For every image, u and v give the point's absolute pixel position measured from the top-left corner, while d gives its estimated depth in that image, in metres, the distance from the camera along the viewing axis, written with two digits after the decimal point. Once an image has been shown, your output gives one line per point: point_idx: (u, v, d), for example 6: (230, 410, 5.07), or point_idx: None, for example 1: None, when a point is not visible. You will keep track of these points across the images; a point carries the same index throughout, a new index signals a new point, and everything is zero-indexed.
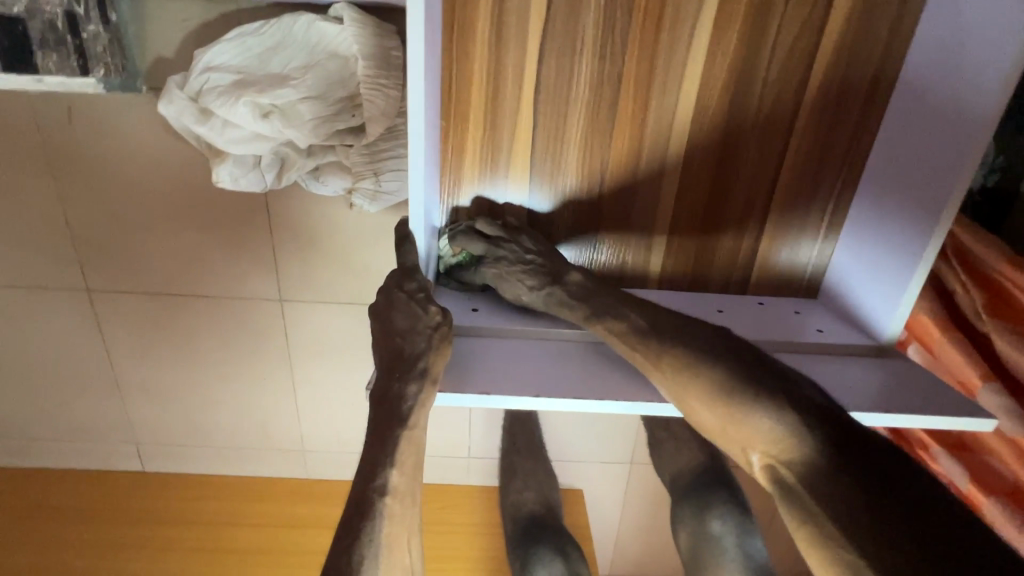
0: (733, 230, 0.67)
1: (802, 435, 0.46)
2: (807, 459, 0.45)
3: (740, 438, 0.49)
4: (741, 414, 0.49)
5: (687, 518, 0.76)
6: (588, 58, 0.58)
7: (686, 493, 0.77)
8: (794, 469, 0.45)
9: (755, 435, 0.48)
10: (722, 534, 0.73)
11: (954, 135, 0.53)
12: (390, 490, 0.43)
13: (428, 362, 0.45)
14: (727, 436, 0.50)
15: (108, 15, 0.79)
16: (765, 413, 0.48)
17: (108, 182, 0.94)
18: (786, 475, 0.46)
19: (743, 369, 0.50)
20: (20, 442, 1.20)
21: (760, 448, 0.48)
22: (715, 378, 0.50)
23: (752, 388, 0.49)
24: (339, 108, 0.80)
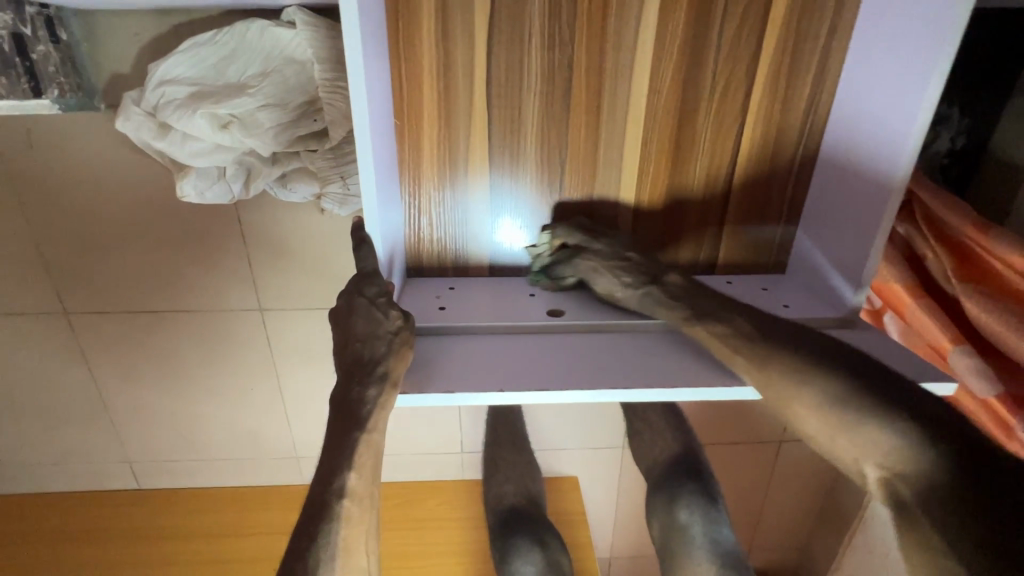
0: (698, 210, 0.67)
1: (922, 449, 0.43)
2: (926, 475, 0.42)
3: (852, 451, 0.46)
4: (849, 422, 0.46)
5: (659, 509, 0.76)
6: (537, 50, 0.58)
7: (659, 485, 0.78)
8: (912, 485, 0.43)
9: (868, 447, 0.45)
10: (690, 524, 0.73)
11: (912, 86, 0.53)
12: (349, 492, 0.43)
13: (388, 366, 0.45)
14: (838, 446, 0.47)
15: (58, 34, 0.78)
16: (880, 425, 0.45)
17: (75, 203, 0.93)
18: (903, 491, 0.43)
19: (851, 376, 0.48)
20: (13, 469, 1.20)
21: (875, 460, 0.45)
22: (830, 385, 0.48)
23: (865, 399, 0.46)
24: (299, 113, 0.79)
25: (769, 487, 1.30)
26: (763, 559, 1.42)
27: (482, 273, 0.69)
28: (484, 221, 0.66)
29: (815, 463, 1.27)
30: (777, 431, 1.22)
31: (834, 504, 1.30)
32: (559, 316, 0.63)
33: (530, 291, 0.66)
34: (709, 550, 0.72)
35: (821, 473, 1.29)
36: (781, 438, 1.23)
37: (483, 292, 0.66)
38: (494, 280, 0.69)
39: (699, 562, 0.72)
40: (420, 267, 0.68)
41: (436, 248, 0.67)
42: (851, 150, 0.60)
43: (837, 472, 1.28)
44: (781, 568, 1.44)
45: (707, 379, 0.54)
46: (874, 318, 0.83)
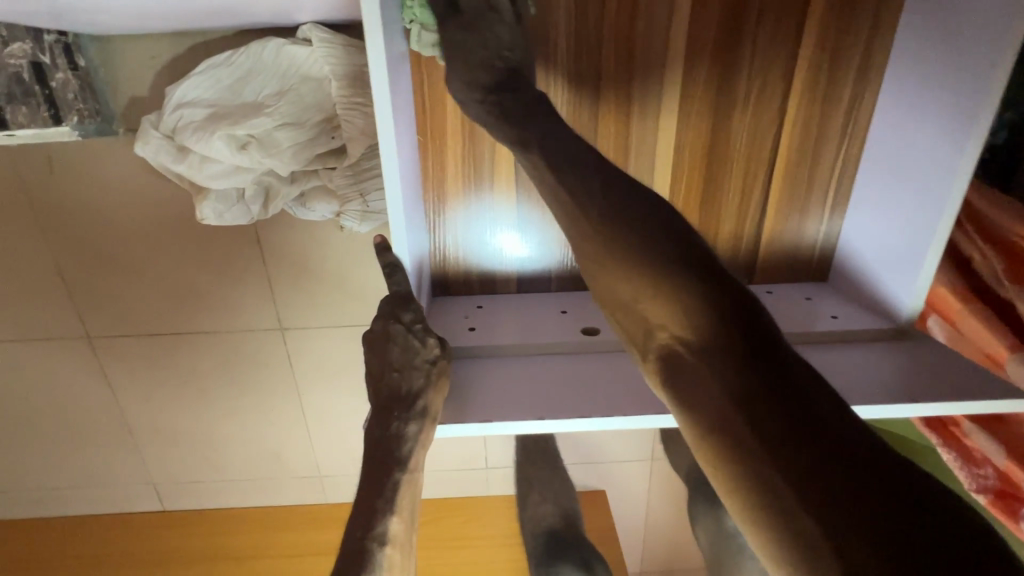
0: (734, 215, 0.64)
1: (700, 318, 0.38)
2: (709, 347, 0.37)
3: (639, 319, 0.41)
4: (657, 287, 0.40)
5: (705, 513, 0.75)
6: (563, 58, 0.56)
7: (700, 486, 0.77)
8: (694, 353, 0.38)
9: (661, 316, 0.40)
10: (739, 530, 0.72)
11: (962, 97, 0.49)
12: (390, 538, 0.42)
13: (427, 400, 0.43)
14: (626, 316, 0.42)
15: (76, 61, 0.78)
16: (677, 296, 0.39)
17: (94, 228, 0.93)
18: (686, 364, 0.38)
19: (674, 249, 0.40)
20: (40, 494, 1.20)
21: (669, 331, 0.39)
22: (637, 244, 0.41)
23: (671, 264, 0.40)
24: (317, 131, 0.78)
25: None
26: None
27: (510, 288, 0.67)
28: (508, 231, 0.64)
29: None
30: None
31: None
32: (594, 334, 0.60)
33: (561, 308, 0.64)
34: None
35: None
36: None
37: (514, 310, 0.64)
38: (524, 297, 0.66)
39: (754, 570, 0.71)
40: (447, 284, 0.66)
41: (463, 264, 0.65)
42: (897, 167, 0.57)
43: None
44: None
45: None
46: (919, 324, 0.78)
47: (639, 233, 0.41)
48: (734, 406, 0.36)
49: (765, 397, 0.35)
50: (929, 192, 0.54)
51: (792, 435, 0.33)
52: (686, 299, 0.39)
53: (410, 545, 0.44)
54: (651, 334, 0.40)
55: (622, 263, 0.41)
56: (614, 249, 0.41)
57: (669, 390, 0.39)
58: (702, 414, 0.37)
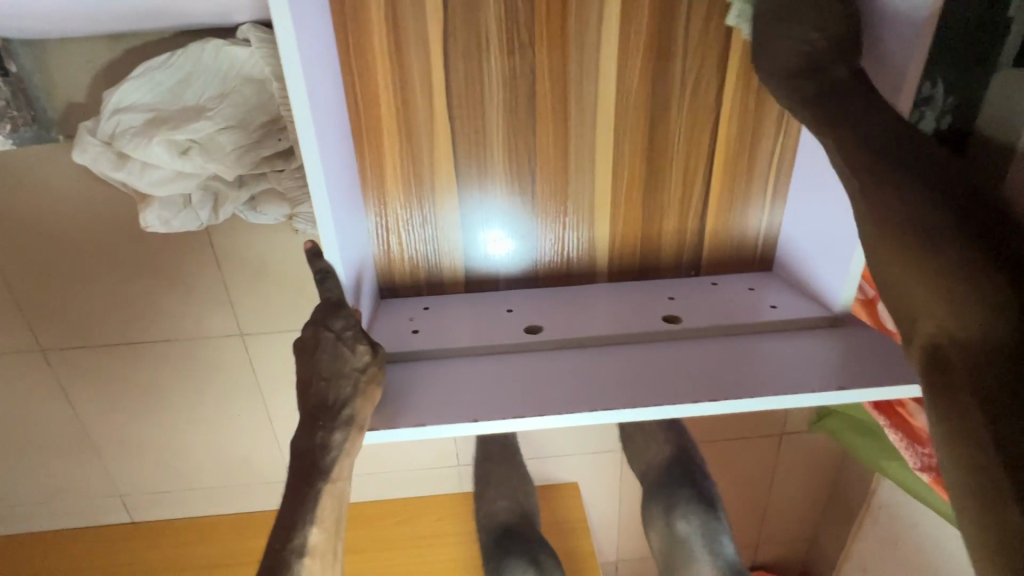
0: (677, 208, 0.65)
1: (982, 303, 0.36)
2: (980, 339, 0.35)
3: (906, 298, 0.41)
4: (921, 270, 0.39)
5: (657, 519, 0.76)
6: (496, 56, 0.55)
7: (652, 490, 0.77)
8: (960, 346, 0.36)
9: (926, 303, 0.39)
10: (689, 535, 0.73)
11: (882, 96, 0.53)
12: (309, 549, 0.42)
13: (355, 408, 0.42)
14: (901, 298, 0.41)
15: (7, 67, 0.76)
16: (947, 278, 0.38)
17: (39, 237, 0.90)
18: (948, 352, 0.37)
19: (957, 230, 0.39)
20: (4, 510, 1.18)
21: (935, 319, 0.38)
22: (904, 225, 0.41)
23: (946, 243, 0.38)
24: (262, 133, 0.76)
25: (773, 481, 1.28)
26: (772, 552, 1.40)
27: (458, 288, 0.67)
28: (456, 232, 0.63)
29: (816, 455, 1.25)
30: (778, 423, 1.20)
31: (839, 495, 1.28)
32: (538, 333, 0.60)
33: (507, 307, 0.64)
34: (711, 559, 0.72)
35: (825, 464, 1.27)
36: (782, 430, 1.21)
37: (460, 310, 0.64)
38: (471, 296, 0.66)
39: (702, 572, 0.72)
40: (393, 287, 0.66)
41: (409, 265, 0.65)
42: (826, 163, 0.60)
43: (841, 462, 1.26)
44: (790, 561, 1.42)
45: (692, 392, 0.51)
46: (868, 309, 0.77)
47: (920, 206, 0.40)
48: (989, 385, 0.34)
49: (1011, 379, 0.33)
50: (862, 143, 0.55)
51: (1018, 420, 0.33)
52: (954, 283, 0.37)
53: (333, 551, 0.44)
54: (918, 321, 0.40)
55: (898, 246, 0.41)
56: (889, 224, 0.42)
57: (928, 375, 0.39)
58: (942, 395, 0.37)
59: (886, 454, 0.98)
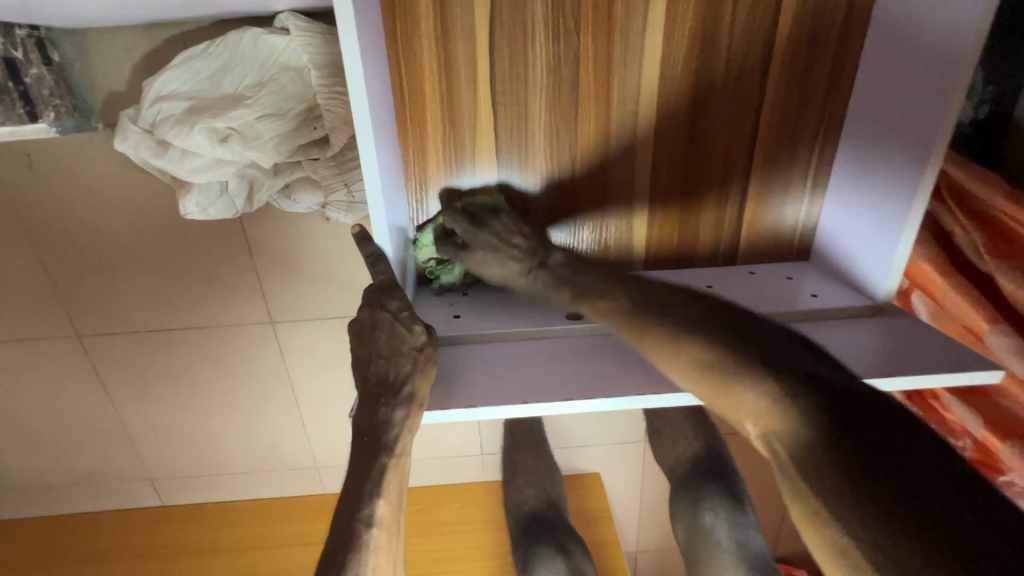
0: (716, 197, 0.65)
1: (789, 405, 0.43)
2: (799, 435, 0.43)
3: (729, 408, 0.47)
4: (726, 380, 0.47)
5: (683, 511, 0.76)
6: (541, 43, 0.56)
7: (681, 486, 0.78)
8: (787, 445, 0.43)
9: (740, 407, 0.46)
10: (714, 526, 0.73)
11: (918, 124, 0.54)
12: (377, 520, 0.43)
13: (414, 385, 0.43)
14: (717, 406, 0.48)
15: (50, 55, 0.77)
16: (750, 382, 0.46)
17: (77, 224, 0.92)
18: (781, 452, 0.44)
19: (722, 337, 0.48)
20: (39, 492, 1.21)
21: (751, 421, 0.45)
22: (695, 344, 0.49)
23: (728, 351, 0.47)
24: (299, 122, 0.77)
25: None
26: (794, 545, 1.40)
27: None
28: None
29: None
30: None
31: None
32: (579, 318, 0.60)
33: None
34: (736, 552, 0.72)
35: None
36: None
37: (498, 296, 0.64)
38: None
39: (725, 566, 0.72)
40: (432, 273, 0.66)
41: None
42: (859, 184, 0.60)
43: None
44: (811, 555, 1.42)
45: None
46: (903, 301, 0.80)
47: (713, 352, 0.48)
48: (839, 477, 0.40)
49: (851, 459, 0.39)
50: (919, 130, 0.54)
51: (897, 514, 0.36)
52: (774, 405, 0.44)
53: (398, 528, 0.45)
54: (743, 422, 0.46)
55: (685, 355, 0.49)
56: (667, 341, 0.50)
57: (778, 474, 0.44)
58: (802, 496, 0.42)
59: None
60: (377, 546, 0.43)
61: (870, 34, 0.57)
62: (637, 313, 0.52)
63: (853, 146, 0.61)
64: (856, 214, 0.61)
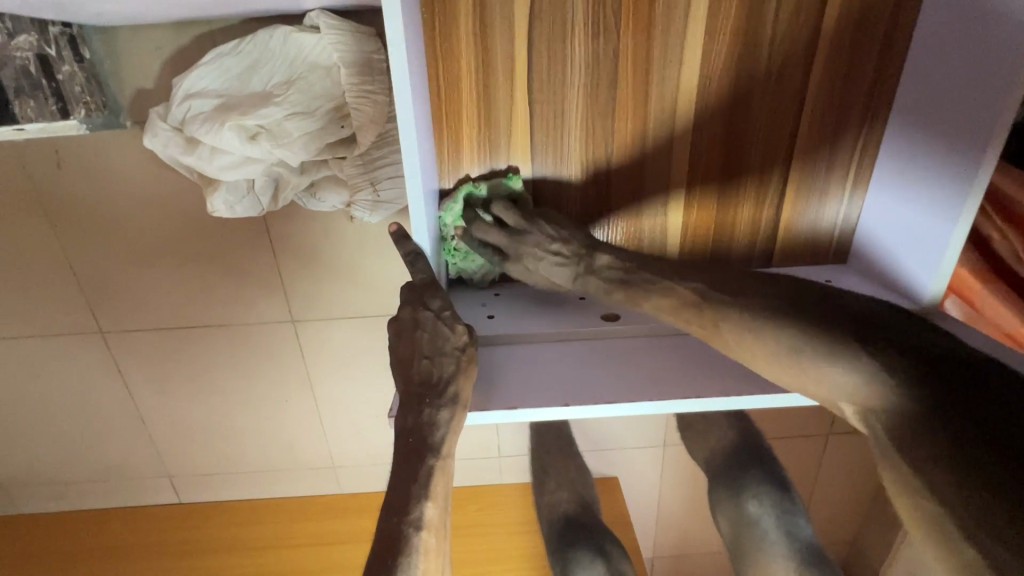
0: (753, 197, 0.63)
1: (888, 382, 0.40)
2: (897, 412, 0.39)
3: (812, 388, 0.44)
4: (808, 364, 0.43)
5: (724, 502, 0.72)
6: (581, 41, 0.55)
7: (719, 475, 0.73)
8: (884, 419, 0.40)
9: (831, 387, 0.42)
10: (761, 517, 0.69)
11: (976, 102, 0.51)
12: (426, 523, 0.42)
13: (458, 386, 0.43)
14: (803, 387, 0.44)
15: (81, 53, 0.77)
16: (841, 364, 0.42)
17: (103, 222, 0.93)
18: (878, 428, 0.41)
19: (811, 316, 0.44)
20: (59, 488, 1.22)
21: (845, 398, 0.42)
22: (775, 325, 0.45)
23: (823, 332, 0.43)
24: (327, 120, 0.77)
25: (816, 481, 1.26)
26: None
27: (525, 275, 0.66)
28: None
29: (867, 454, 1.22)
30: (824, 423, 1.18)
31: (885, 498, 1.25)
32: (613, 320, 0.59)
33: (578, 294, 0.64)
34: (785, 543, 0.68)
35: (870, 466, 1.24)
36: (828, 431, 1.19)
37: (530, 297, 0.63)
38: (539, 283, 0.66)
39: (777, 560, 0.67)
40: (462, 273, 0.65)
41: None
42: (913, 168, 0.58)
43: None
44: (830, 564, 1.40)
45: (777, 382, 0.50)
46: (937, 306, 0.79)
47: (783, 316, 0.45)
48: (934, 466, 0.37)
49: (961, 453, 0.35)
50: (979, 105, 0.51)
51: (967, 469, 0.35)
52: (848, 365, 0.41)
53: (444, 532, 0.44)
54: (834, 402, 0.43)
55: (766, 333, 0.45)
56: (749, 318, 0.46)
57: (871, 449, 0.42)
58: (907, 485, 0.39)
59: None
60: (424, 553, 0.42)
61: (918, 35, 0.56)
62: (718, 302, 0.47)
63: (902, 145, 0.59)
64: (904, 216, 0.59)
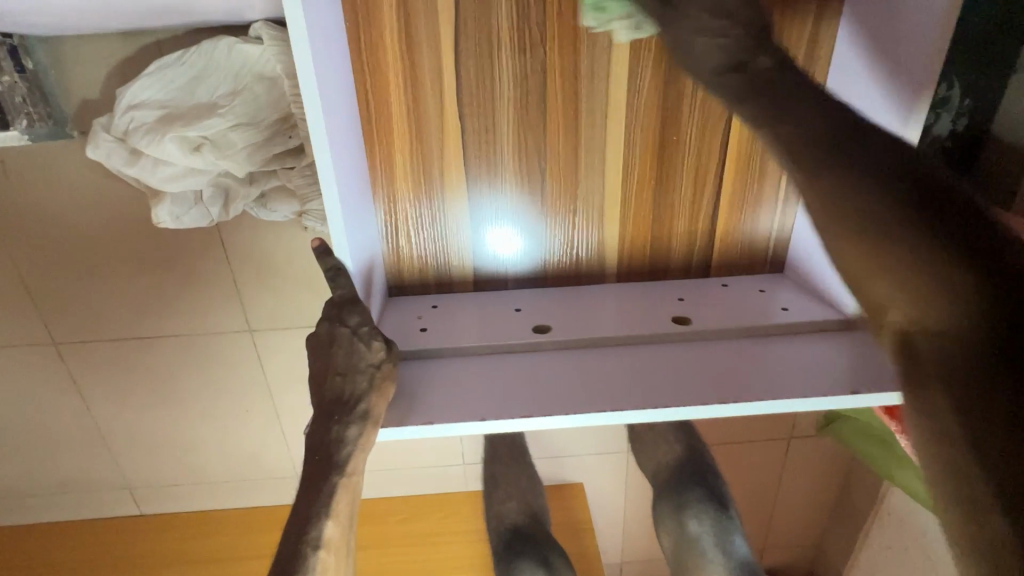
0: (687, 207, 0.64)
1: (948, 290, 0.36)
2: (946, 325, 0.35)
3: (878, 287, 0.39)
4: (877, 259, 0.39)
5: (667, 519, 0.73)
6: (507, 54, 0.55)
7: (663, 490, 0.74)
8: (929, 332, 0.36)
9: (896, 289, 0.38)
10: (700, 536, 0.69)
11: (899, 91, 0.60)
12: (324, 541, 0.43)
13: (369, 403, 0.43)
14: (866, 287, 0.40)
15: (24, 63, 0.77)
16: (900, 268, 0.38)
17: (52, 231, 0.92)
18: (916, 341, 0.37)
19: (891, 204, 0.39)
20: (17, 501, 1.20)
21: (901, 309, 0.38)
22: (875, 205, 0.40)
23: (887, 232, 0.39)
24: (274, 131, 0.77)
25: (779, 485, 1.27)
26: (780, 555, 1.39)
27: (466, 286, 0.67)
28: (465, 230, 0.63)
29: (827, 457, 1.23)
30: (785, 428, 1.19)
31: (846, 501, 1.27)
32: (546, 332, 0.60)
33: (515, 306, 0.64)
34: (723, 563, 0.68)
35: (831, 470, 1.26)
36: (789, 435, 1.20)
37: (467, 308, 0.64)
38: (479, 295, 0.66)
39: None
40: (402, 285, 0.66)
41: (418, 263, 0.65)
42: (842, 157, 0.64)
43: (847, 468, 1.25)
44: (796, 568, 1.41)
45: (697, 393, 0.51)
46: None
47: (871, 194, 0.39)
48: (970, 397, 0.33)
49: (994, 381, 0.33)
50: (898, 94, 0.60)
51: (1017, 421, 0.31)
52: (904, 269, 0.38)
53: (347, 547, 0.45)
54: (884, 311, 0.39)
55: (843, 228, 0.41)
56: (844, 195, 0.41)
57: (896, 366, 0.38)
58: (929, 408, 0.35)
59: (898, 460, 0.93)
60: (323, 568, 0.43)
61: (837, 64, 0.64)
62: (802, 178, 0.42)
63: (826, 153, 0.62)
64: None
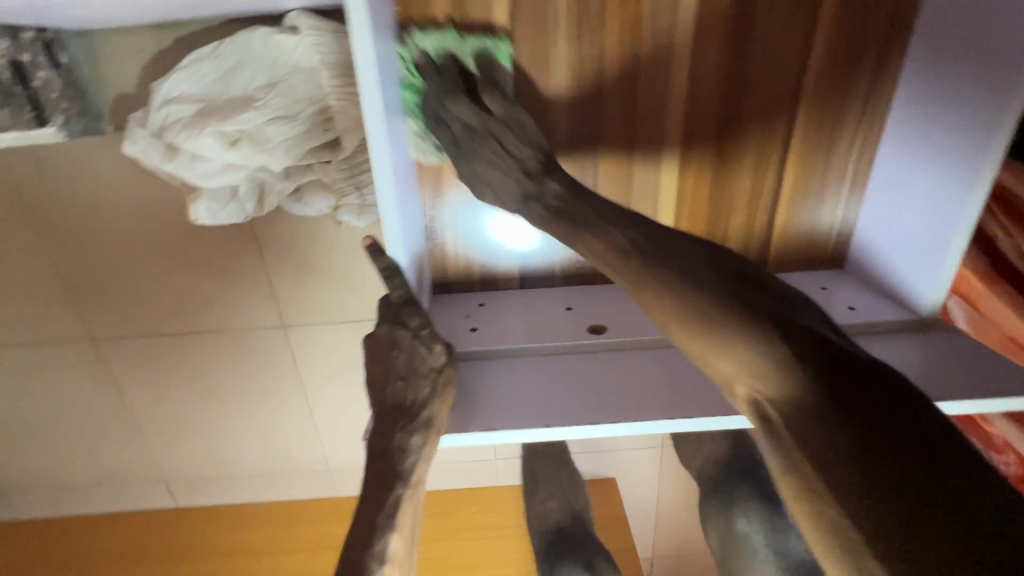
0: (746, 195, 0.67)
1: (787, 361, 0.43)
2: (790, 390, 0.42)
3: (723, 369, 0.46)
4: (716, 337, 0.46)
5: (714, 518, 0.71)
6: (568, 44, 0.59)
7: (709, 490, 0.73)
8: (775, 404, 0.43)
9: (739, 364, 0.45)
10: (750, 534, 0.68)
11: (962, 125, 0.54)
12: (389, 556, 0.41)
13: (432, 410, 0.42)
14: (710, 363, 0.46)
15: (59, 58, 0.75)
16: (747, 341, 0.44)
17: (88, 229, 0.91)
18: (767, 411, 0.43)
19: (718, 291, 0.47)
20: (56, 494, 1.22)
21: (748, 384, 0.44)
22: (690, 299, 0.47)
23: (717, 307, 0.46)
24: (308, 124, 0.75)
25: None
26: None
27: (512, 283, 0.65)
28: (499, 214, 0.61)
29: None
30: None
31: None
32: (600, 332, 0.58)
33: (566, 305, 0.62)
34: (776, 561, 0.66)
35: None
36: None
37: (516, 307, 0.62)
38: (525, 292, 0.64)
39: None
40: (446, 282, 0.65)
41: (463, 258, 0.64)
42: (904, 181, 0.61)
43: None
44: None
45: None
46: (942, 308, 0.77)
47: (708, 295, 0.47)
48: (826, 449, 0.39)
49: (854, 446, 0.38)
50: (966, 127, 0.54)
51: (882, 485, 0.36)
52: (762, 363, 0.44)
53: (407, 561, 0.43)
54: (735, 385, 0.45)
55: (669, 295, 0.48)
56: (672, 290, 0.48)
57: (757, 431, 0.45)
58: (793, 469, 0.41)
59: None
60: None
61: (910, 57, 0.59)
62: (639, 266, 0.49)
63: (897, 155, 0.62)
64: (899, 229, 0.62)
